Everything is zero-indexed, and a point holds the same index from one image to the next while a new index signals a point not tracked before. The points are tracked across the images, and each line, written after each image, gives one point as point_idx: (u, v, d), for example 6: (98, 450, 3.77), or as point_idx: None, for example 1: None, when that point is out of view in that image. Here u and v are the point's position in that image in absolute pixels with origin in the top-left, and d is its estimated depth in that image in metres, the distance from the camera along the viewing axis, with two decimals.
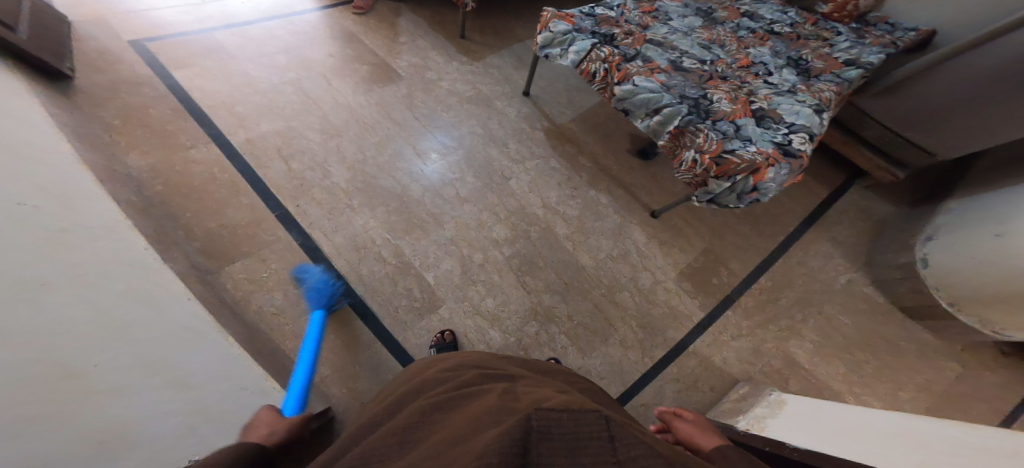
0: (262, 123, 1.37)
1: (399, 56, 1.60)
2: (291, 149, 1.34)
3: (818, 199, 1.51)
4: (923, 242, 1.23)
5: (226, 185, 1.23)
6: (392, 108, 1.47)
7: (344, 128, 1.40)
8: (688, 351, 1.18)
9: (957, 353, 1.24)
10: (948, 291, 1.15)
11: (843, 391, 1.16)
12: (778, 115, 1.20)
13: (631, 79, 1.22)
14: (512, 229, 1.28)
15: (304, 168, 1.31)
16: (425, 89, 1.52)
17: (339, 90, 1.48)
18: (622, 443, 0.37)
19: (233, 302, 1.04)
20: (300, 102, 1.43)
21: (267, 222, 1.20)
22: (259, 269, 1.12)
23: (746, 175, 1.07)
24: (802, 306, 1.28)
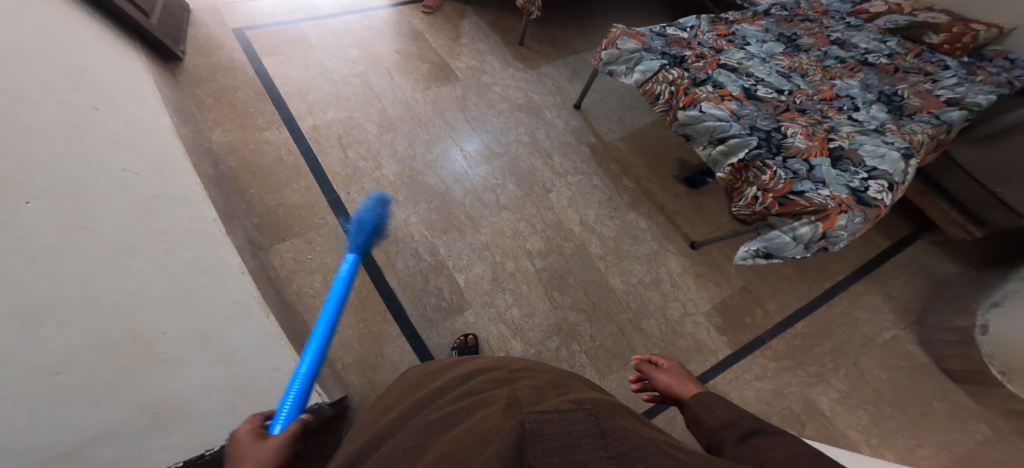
0: (328, 112, 1.46)
1: (459, 57, 1.63)
2: (349, 139, 1.41)
3: (882, 249, 1.39)
4: (987, 307, 1.08)
5: (289, 167, 1.33)
6: (447, 108, 1.51)
7: (400, 123, 1.46)
8: (706, 387, 1.12)
9: None
10: (1005, 362, 1.01)
11: (859, 440, 1.08)
12: (858, 157, 1.11)
13: (698, 105, 1.19)
14: (547, 242, 1.28)
15: (358, 158, 1.38)
16: (479, 93, 1.54)
17: (400, 86, 1.54)
18: (612, 439, 0.41)
19: (279, 278, 1.13)
20: (364, 94, 1.51)
21: (319, 206, 1.28)
22: (305, 250, 1.20)
23: (813, 220, 1.01)
24: (843, 361, 1.19)
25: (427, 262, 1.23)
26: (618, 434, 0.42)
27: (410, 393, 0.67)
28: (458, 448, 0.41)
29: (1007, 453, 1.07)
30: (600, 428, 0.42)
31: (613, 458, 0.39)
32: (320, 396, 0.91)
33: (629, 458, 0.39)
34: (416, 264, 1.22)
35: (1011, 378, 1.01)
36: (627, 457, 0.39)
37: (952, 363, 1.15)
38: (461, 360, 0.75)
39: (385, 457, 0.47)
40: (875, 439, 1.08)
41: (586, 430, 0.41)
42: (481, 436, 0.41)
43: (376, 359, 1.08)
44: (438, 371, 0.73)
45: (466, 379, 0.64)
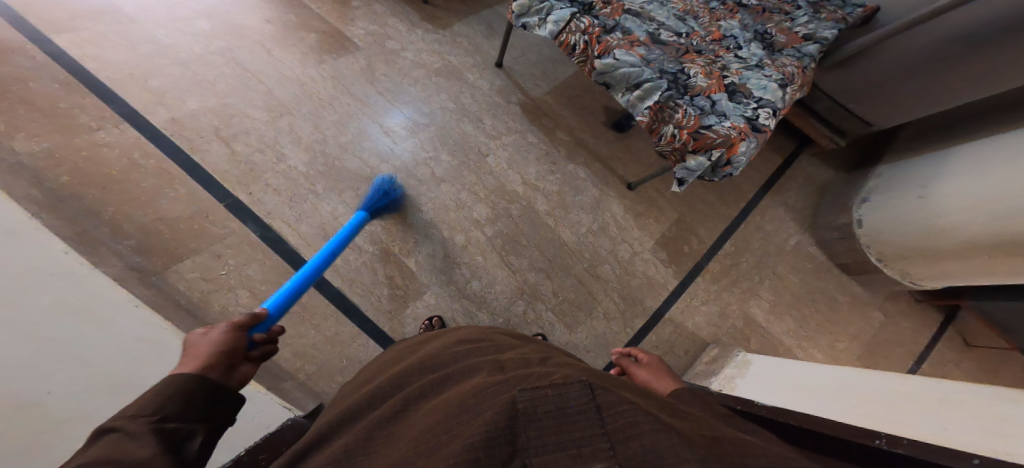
0: (188, 100, 1.17)
1: (352, 23, 1.41)
2: (231, 129, 1.16)
3: (773, 166, 1.60)
4: (860, 203, 1.39)
5: (154, 172, 1.06)
6: (350, 81, 1.31)
7: (294, 104, 1.24)
8: (664, 319, 1.28)
9: (880, 302, 1.48)
10: (876, 246, 1.34)
11: (792, 345, 1.35)
12: (747, 90, 1.24)
13: (611, 53, 1.20)
14: (493, 208, 1.24)
15: (250, 151, 1.15)
16: (386, 61, 1.37)
17: (281, 61, 1.29)
18: (608, 413, 0.41)
19: (193, 305, 0.97)
20: (234, 75, 1.23)
21: (215, 214, 1.06)
22: (215, 267, 1.02)
23: (722, 149, 1.14)
24: (760, 269, 1.42)
25: (369, 253, 1.12)
26: (616, 406, 0.42)
27: (393, 362, 0.66)
28: (446, 419, 0.44)
29: (865, 314, 1.45)
30: (596, 400, 0.42)
31: (609, 435, 0.39)
32: (292, 410, 0.84)
33: (625, 434, 0.39)
34: (357, 256, 1.11)
35: (885, 261, 1.34)
36: (623, 434, 0.39)
37: (840, 255, 1.45)
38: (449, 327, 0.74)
39: (363, 428, 0.48)
40: (788, 332, 1.36)
41: (581, 405, 0.42)
42: (471, 407, 0.44)
43: (341, 362, 1.02)
44: (425, 339, 0.71)
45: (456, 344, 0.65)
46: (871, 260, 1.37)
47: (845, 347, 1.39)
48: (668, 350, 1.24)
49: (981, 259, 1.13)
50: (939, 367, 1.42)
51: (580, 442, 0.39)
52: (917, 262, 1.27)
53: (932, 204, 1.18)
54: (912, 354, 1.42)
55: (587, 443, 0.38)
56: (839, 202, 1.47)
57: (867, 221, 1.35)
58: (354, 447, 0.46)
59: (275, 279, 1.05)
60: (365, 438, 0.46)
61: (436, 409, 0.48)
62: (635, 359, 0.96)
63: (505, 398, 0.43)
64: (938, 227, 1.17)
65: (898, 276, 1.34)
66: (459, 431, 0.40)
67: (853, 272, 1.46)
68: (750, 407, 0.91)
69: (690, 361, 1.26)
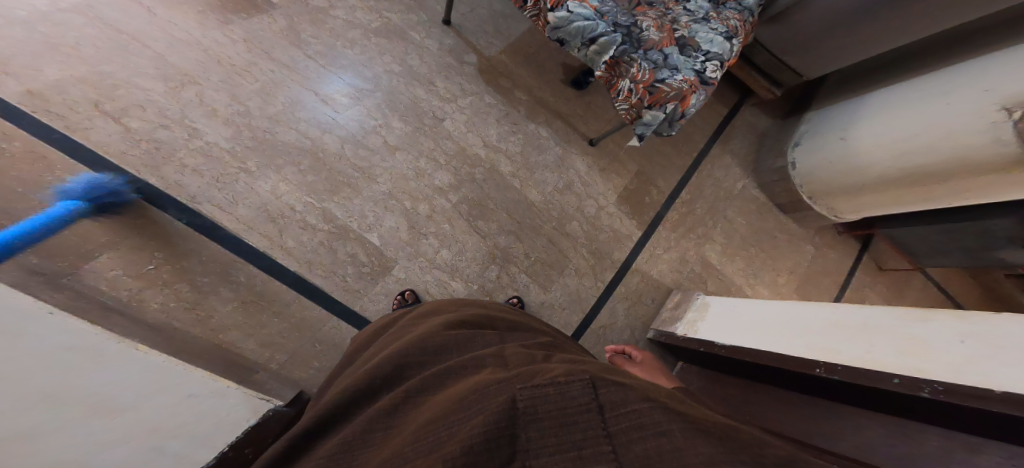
0: (44, 67, 0.96)
1: None
2: (115, 104, 0.99)
3: (719, 116, 1.64)
4: (794, 147, 1.48)
5: (26, 158, 0.90)
6: (271, 44, 1.13)
7: (202, 73, 1.06)
8: (631, 270, 1.32)
9: (815, 236, 1.62)
10: (809, 187, 1.45)
11: (742, 282, 1.47)
12: (696, 43, 1.09)
13: (565, 5, 1.00)
14: (455, 174, 1.17)
15: (150, 127, 0.99)
16: (314, 20, 1.19)
17: (174, 23, 1.08)
18: (610, 416, 0.42)
19: (120, 304, 0.87)
20: (105, 37, 1.02)
21: (121, 202, 0.93)
22: (139, 261, 0.92)
23: (675, 103, 1.02)
24: (712, 214, 1.49)
25: (326, 230, 1.04)
26: (620, 408, 0.42)
27: (388, 344, 0.63)
28: (447, 411, 0.43)
29: (803, 247, 1.59)
30: (598, 401, 0.43)
31: (611, 437, 0.40)
32: (270, 401, 0.80)
33: (628, 435, 0.40)
34: (312, 236, 1.03)
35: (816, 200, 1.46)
36: (625, 436, 0.40)
37: (778, 195, 1.57)
38: (437, 308, 0.71)
39: (360, 423, 0.46)
40: (738, 271, 1.47)
41: (583, 404, 0.43)
42: (471, 400, 0.44)
43: (313, 347, 0.98)
44: (418, 318, 0.68)
45: (452, 326, 0.63)
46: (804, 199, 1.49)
47: (787, 280, 1.53)
48: (636, 299, 1.30)
49: (893, 193, 1.26)
50: (859, 289, 1.61)
51: (582, 444, 0.40)
52: (842, 198, 1.39)
53: (853, 146, 1.28)
54: (838, 280, 1.60)
55: (588, 445, 0.40)
56: (776, 147, 1.57)
57: (800, 164, 1.45)
58: (353, 441, 0.44)
59: (217, 269, 0.96)
60: (366, 431, 0.45)
61: (434, 402, 0.46)
62: (627, 356, 1.07)
63: (509, 397, 0.44)
64: (856, 168, 1.29)
65: (828, 213, 1.48)
66: (460, 427, 0.41)
67: (790, 211, 1.58)
68: (712, 348, 1.04)
69: (657, 307, 1.32)
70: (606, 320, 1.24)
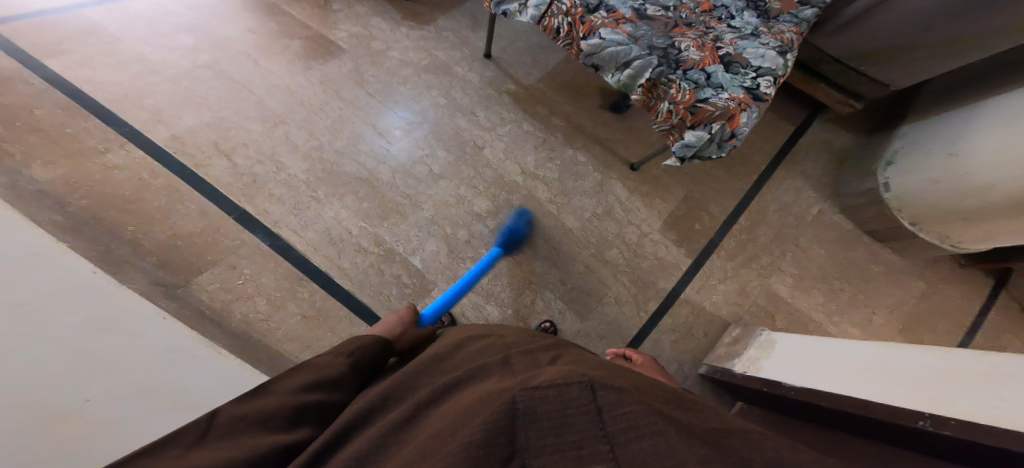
0: (184, 116, 1.19)
1: (335, 26, 1.38)
2: (229, 142, 1.18)
3: (785, 135, 1.52)
4: (884, 167, 1.29)
5: (164, 190, 1.10)
6: (339, 84, 1.30)
7: (287, 113, 1.24)
8: (680, 301, 1.24)
9: (920, 269, 1.38)
10: (907, 210, 1.24)
11: (823, 320, 1.29)
12: (744, 59, 1.02)
13: (597, 33, 1.01)
14: (493, 201, 1.22)
15: (251, 163, 1.17)
16: (373, 61, 1.34)
17: (269, 70, 1.29)
18: (608, 417, 0.44)
19: (215, 315, 1.02)
20: (225, 87, 1.25)
21: (225, 227, 1.10)
22: (231, 277, 1.07)
23: (722, 122, 0.95)
24: (779, 242, 1.35)
25: (375, 254, 1.14)
26: (616, 408, 0.45)
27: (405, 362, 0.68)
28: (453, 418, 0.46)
29: (904, 282, 1.36)
30: (596, 402, 0.46)
31: (609, 437, 0.42)
32: None
33: (625, 436, 0.42)
34: (364, 258, 1.14)
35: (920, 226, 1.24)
36: (622, 435, 0.42)
37: (867, 222, 1.37)
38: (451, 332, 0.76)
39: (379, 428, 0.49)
40: (816, 307, 1.30)
41: (582, 406, 0.46)
42: (474, 406, 0.47)
43: None
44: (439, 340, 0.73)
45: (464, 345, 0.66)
46: (904, 226, 1.27)
47: (888, 321, 1.31)
48: (686, 332, 1.21)
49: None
50: (989, 335, 1.32)
51: (579, 444, 0.42)
52: (951, 223, 1.18)
53: (957, 161, 1.11)
54: (954, 323, 1.33)
55: (587, 445, 0.42)
56: (860, 168, 1.38)
57: (893, 185, 1.25)
58: (371, 451, 0.46)
59: (286, 285, 1.08)
60: (382, 442, 0.47)
61: (443, 411, 0.49)
62: (628, 358, 1.04)
63: (511, 394, 0.47)
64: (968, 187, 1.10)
65: (939, 242, 1.25)
66: (462, 427, 0.43)
67: (884, 239, 1.37)
68: (776, 388, 0.92)
69: (711, 343, 1.22)
70: (651, 354, 1.17)
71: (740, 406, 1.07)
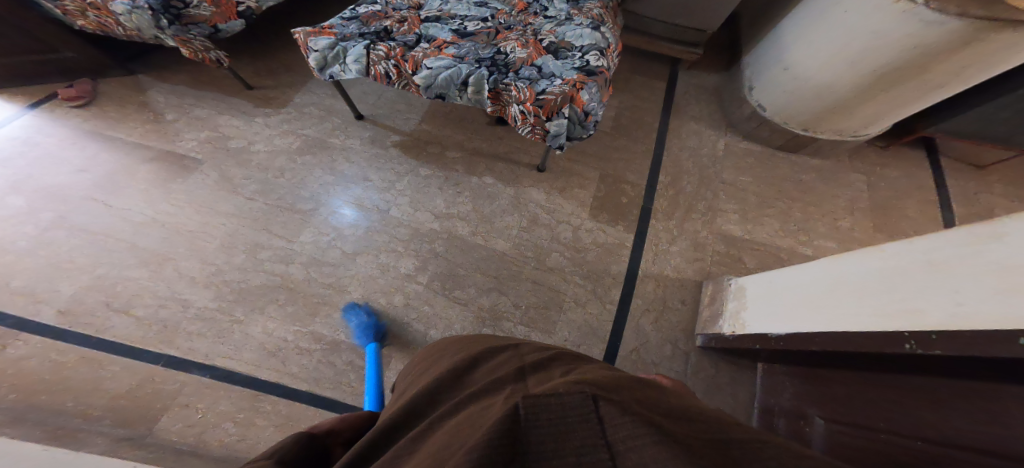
0: (61, 286, 1.09)
1: (181, 137, 1.34)
2: (121, 298, 1.09)
3: (661, 90, 1.55)
4: (750, 92, 1.38)
5: (82, 364, 1.00)
6: (212, 198, 1.24)
7: (170, 248, 1.16)
8: (640, 278, 1.20)
9: (851, 164, 1.43)
10: (793, 120, 1.30)
11: (783, 240, 1.28)
12: (568, 43, 1.11)
13: (423, 65, 1.05)
14: (418, 257, 1.18)
15: (154, 309, 1.08)
16: (240, 162, 1.31)
17: (129, 205, 1.21)
18: (610, 424, 0.36)
19: (192, 449, 0.92)
20: (87, 242, 1.15)
21: (160, 375, 1.00)
22: (191, 413, 0.97)
23: (568, 106, 1.01)
24: (707, 184, 1.36)
25: (319, 350, 1.06)
26: (616, 418, 0.36)
27: (409, 385, 0.59)
28: (450, 437, 0.39)
29: (836, 178, 1.39)
30: (598, 411, 0.37)
31: (611, 446, 0.34)
32: None
33: (626, 444, 0.34)
34: (310, 359, 1.05)
35: (811, 129, 1.30)
36: (625, 444, 0.34)
37: (772, 140, 1.41)
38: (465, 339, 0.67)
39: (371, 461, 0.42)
40: (772, 230, 1.29)
41: (582, 413, 0.37)
42: (475, 421, 0.39)
43: None
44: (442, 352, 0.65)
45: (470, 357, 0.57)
46: (799, 133, 1.33)
47: (842, 214, 1.32)
48: (661, 308, 1.16)
49: (882, 98, 1.10)
50: (925, 198, 1.36)
51: (580, 452, 0.34)
52: (836, 119, 1.23)
53: (804, 71, 1.18)
54: (893, 197, 1.36)
55: (588, 452, 0.34)
56: (736, 93, 1.46)
57: (771, 102, 1.32)
58: None
59: (247, 404, 0.99)
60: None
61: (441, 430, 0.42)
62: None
63: (509, 404, 0.38)
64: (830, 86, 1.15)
65: (835, 136, 1.29)
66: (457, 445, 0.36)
67: (797, 148, 1.41)
68: (768, 342, 0.88)
69: (693, 309, 1.17)
70: (637, 342, 1.11)
71: (763, 366, 1.02)
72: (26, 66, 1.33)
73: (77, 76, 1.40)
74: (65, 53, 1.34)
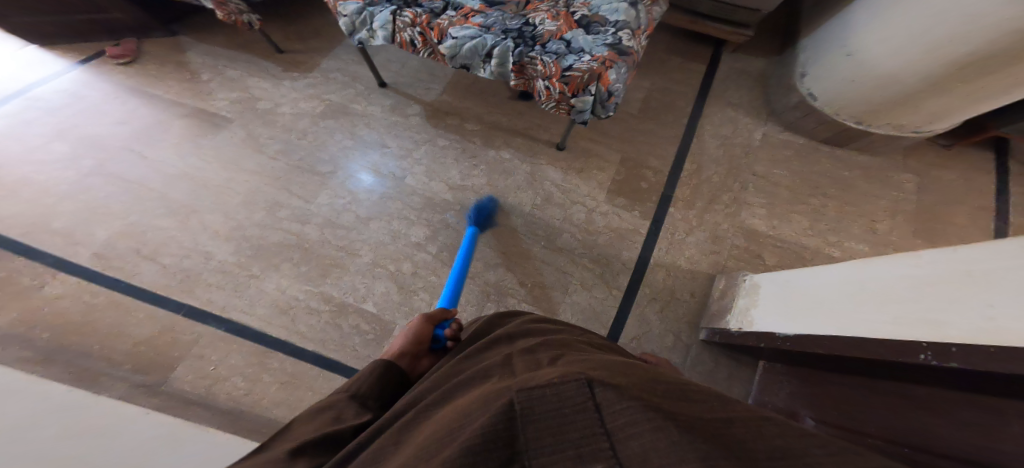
0: (96, 231, 1.16)
1: (213, 97, 1.39)
2: (150, 246, 1.16)
3: (696, 73, 1.48)
4: (800, 79, 1.29)
5: (110, 306, 1.07)
6: (238, 157, 1.29)
7: (196, 202, 1.22)
8: (652, 266, 1.17)
9: (901, 163, 1.32)
10: (847, 111, 1.21)
11: (810, 239, 1.21)
12: (601, 18, 1.06)
13: (448, 34, 1.04)
14: (430, 227, 1.19)
15: (178, 258, 1.15)
16: (265, 122, 1.34)
17: (161, 159, 1.27)
18: (608, 412, 0.33)
19: (200, 399, 0.99)
20: (122, 190, 1.22)
21: (179, 324, 1.07)
22: (203, 364, 1.03)
23: (594, 84, 0.98)
24: (734, 176, 1.29)
25: (328, 311, 1.10)
26: (615, 404, 0.34)
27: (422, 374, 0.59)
28: (447, 429, 0.38)
29: (879, 178, 1.30)
30: (594, 399, 0.35)
31: (610, 434, 0.32)
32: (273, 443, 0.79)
33: (625, 431, 0.32)
34: (319, 318, 1.09)
35: (866, 123, 1.21)
36: (622, 432, 0.32)
37: (818, 131, 1.32)
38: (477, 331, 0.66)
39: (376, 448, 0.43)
40: (799, 229, 1.22)
41: (579, 402, 0.35)
42: (472, 412, 0.38)
43: None
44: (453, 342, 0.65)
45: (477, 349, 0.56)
46: (851, 126, 1.24)
47: (880, 217, 1.24)
48: (669, 297, 1.14)
49: (957, 90, 1.01)
50: (978, 205, 1.25)
51: (578, 442, 0.33)
52: (898, 111, 1.13)
53: (868, 58, 1.08)
54: (942, 202, 1.26)
55: (586, 443, 0.32)
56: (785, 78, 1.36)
57: (824, 91, 1.23)
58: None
59: (256, 360, 1.04)
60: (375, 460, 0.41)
61: (441, 419, 0.41)
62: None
63: (504, 399, 0.37)
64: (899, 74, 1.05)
65: (893, 131, 1.20)
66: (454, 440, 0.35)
67: (841, 142, 1.32)
68: (772, 341, 0.84)
69: (702, 301, 1.14)
70: (640, 331, 1.09)
71: (763, 365, 0.99)
72: (75, 24, 1.39)
73: (118, 33, 1.46)
74: (113, 13, 1.39)
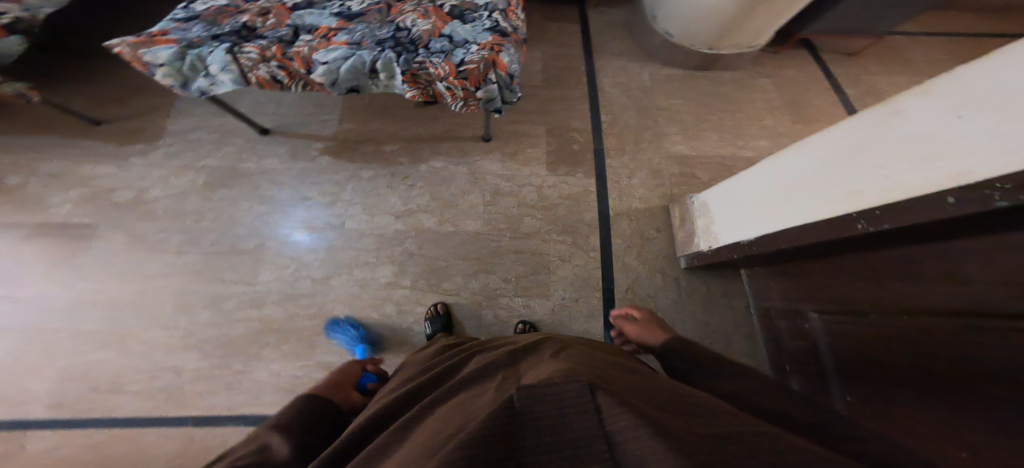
0: (20, 387, 0.97)
1: (43, 201, 1.15)
2: (78, 395, 0.96)
3: (576, 34, 1.57)
4: (654, 21, 1.44)
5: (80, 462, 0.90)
6: (138, 264, 1.09)
7: (111, 328, 1.03)
8: (614, 217, 1.21)
9: (765, 63, 1.54)
10: (698, 42, 1.38)
11: (726, 146, 1.35)
12: (472, 4, 1.08)
13: (316, 62, 0.98)
14: (394, 261, 1.12)
15: (135, 388, 0.97)
16: (136, 213, 1.15)
17: (44, 294, 1.05)
18: (606, 416, 0.39)
19: None
20: (11, 345, 1.00)
21: (167, 452, 0.92)
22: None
23: (492, 71, 0.99)
24: (645, 113, 1.40)
25: None
26: (613, 409, 0.39)
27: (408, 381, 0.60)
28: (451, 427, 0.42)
29: (754, 79, 1.49)
30: (593, 402, 0.40)
31: (609, 438, 0.37)
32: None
33: (624, 435, 0.37)
34: None
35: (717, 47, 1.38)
36: (622, 435, 0.37)
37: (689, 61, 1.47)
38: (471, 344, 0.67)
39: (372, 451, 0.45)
40: (716, 140, 1.36)
41: (579, 405, 0.40)
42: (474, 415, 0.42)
43: None
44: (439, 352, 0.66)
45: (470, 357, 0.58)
46: (707, 52, 1.41)
47: (768, 111, 1.43)
48: (641, 244, 1.18)
49: (762, 11, 1.18)
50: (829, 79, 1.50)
51: (579, 442, 0.37)
52: (734, 34, 1.31)
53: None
54: (805, 86, 1.49)
55: (584, 444, 0.37)
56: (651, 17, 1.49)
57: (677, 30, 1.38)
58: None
59: None
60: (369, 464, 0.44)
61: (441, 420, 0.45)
62: (629, 318, 0.97)
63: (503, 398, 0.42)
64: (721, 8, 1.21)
65: (739, 50, 1.38)
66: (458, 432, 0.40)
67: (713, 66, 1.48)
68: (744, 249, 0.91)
69: (668, 233, 1.20)
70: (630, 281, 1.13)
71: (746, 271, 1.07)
72: None
73: None
74: None
